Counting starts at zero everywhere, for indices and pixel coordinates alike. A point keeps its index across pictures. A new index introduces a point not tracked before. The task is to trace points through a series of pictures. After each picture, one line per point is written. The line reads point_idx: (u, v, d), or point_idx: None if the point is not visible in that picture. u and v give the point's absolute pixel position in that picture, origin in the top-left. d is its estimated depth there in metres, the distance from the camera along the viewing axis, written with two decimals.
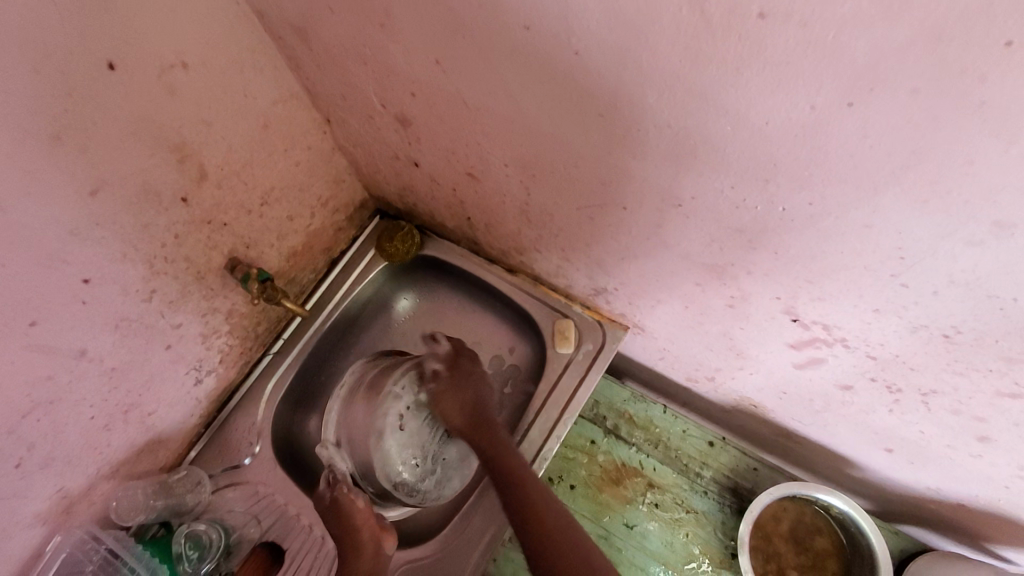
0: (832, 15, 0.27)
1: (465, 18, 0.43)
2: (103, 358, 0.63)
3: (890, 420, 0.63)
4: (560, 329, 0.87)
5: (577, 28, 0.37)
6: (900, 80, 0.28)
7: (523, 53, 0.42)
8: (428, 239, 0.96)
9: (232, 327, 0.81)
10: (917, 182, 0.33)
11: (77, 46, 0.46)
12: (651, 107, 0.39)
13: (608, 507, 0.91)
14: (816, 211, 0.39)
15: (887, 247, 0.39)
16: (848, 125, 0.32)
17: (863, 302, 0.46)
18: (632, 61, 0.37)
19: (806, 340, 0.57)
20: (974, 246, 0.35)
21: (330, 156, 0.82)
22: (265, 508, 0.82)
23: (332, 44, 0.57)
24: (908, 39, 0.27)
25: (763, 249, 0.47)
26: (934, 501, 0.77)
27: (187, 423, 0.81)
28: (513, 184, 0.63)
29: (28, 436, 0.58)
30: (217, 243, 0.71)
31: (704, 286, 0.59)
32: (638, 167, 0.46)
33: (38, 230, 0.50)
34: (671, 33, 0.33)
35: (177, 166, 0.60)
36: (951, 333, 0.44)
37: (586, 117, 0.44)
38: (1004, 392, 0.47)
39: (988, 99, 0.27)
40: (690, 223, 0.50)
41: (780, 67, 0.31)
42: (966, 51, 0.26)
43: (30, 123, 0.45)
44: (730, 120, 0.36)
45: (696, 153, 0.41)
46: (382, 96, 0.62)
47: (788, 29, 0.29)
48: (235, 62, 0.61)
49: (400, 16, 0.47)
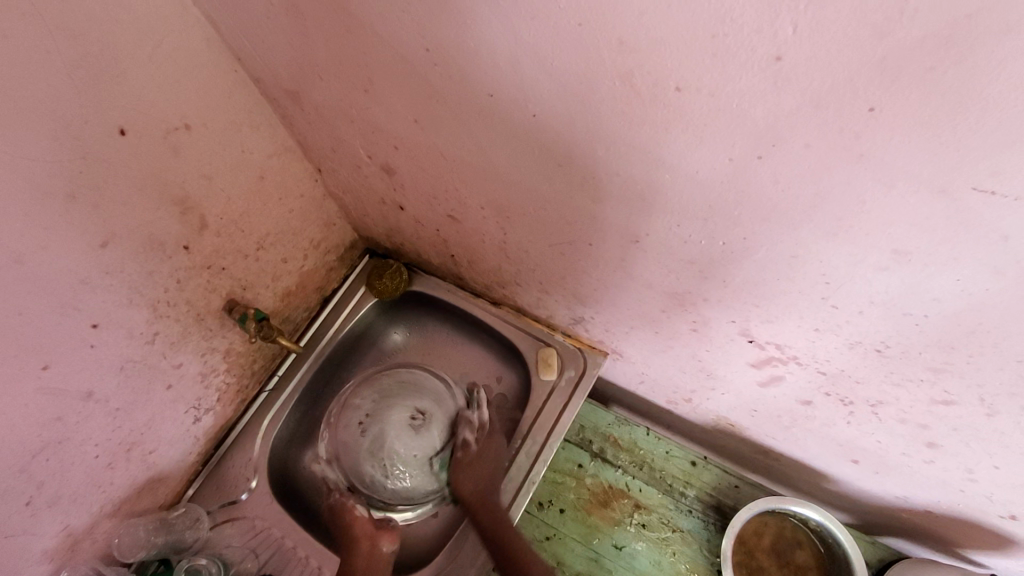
0: (730, 88, 0.33)
1: (437, 85, 0.49)
2: (107, 399, 0.67)
3: (851, 431, 0.67)
4: (543, 357, 0.92)
5: (533, 97, 0.43)
6: (796, 139, 0.34)
7: (490, 114, 0.48)
8: (416, 275, 1.01)
9: (229, 365, 0.85)
10: (825, 219, 0.38)
11: (92, 115, 0.52)
12: (601, 159, 0.45)
13: (596, 529, 0.93)
14: (749, 244, 0.45)
15: (813, 274, 0.44)
16: (763, 173, 0.38)
17: (804, 322, 0.51)
18: (582, 123, 0.43)
19: (764, 359, 0.62)
20: (881, 270, 0.40)
21: (321, 202, 0.88)
22: (262, 541, 0.84)
23: (322, 105, 0.63)
24: (793, 107, 0.32)
25: (714, 279, 0.52)
26: (905, 511, 0.80)
27: (186, 460, 0.84)
28: (490, 224, 0.68)
29: (37, 475, 0.61)
30: (216, 287, 0.76)
31: (669, 312, 0.63)
32: (598, 210, 0.52)
33: (54, 280, 0.55)
34: (610, 101, 0.39)
35: (180, 218, 0.66)
36: (881, 348, 0.49)
37: (549, 166, 0.50)
38: (938, 400, 0.52)
39: (865, 153, 0.32)
40: (649, 257, 0.55)
41: (700, 128, 0.37)
42: (840, 115, 0.31)
43: (50, 185, 0.51)
44: (666, 169, 0.42)
45: (645, 198, 0.47)
46: (368, 148, 0.68)
47: (701, 98, 0.35)
48: (233, 122, 0.67)
49: (383, 82, 0.53)
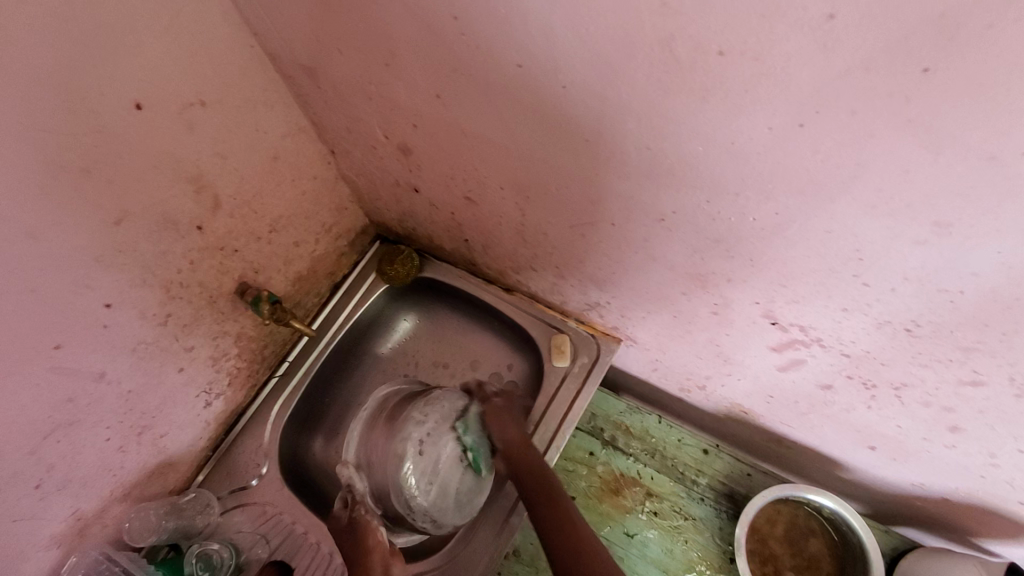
0: (778, 51, 0.32)
1: (462, 56, 0.48)
2: (119, 382, 0.66)
3: (870, 417, 0.67)
4: (556, 343, 0.91)
5: (563, 67, 0.42)
6: (841, 104, 0.33)
7: (516, 87, 0.47)
8: (428, 261, 1.00)
9: (240, 350, 0.84)
10: (864, 191, 0.38)
11: (108, 88, 0.51)
12: (631, 133, 0.44)
13: (608, 517, 0.93)
14: (782, 219, 0.44)
15: (846, 250, 0.43)
16: (804, 142, 0.37)
17: (832, 302, 0.50)
18: (614, 94, 0.42)
19: (786, 342, 0.61)
20: (919, 244, 0.39)
21: (333, 186, 0.87)
22: (273, 527, 0.83)
23: (339, 82, 0.62)
24: (843, 69, 0.31)
25: (740, 257, 0.51)
26: (919, 498, 0.79)
27: (197, 445, 0.83)
28: (508, 205, 0.67)
29: (48, 457, 0.60)
30: (228, 269, 0.75)
31: (690, 294, 0.63)
32: (623, 186, 0.51)
33: (67, 257, 0.54)
34: (646, 68, 0.38)
35: (193, 197, 0.65)
36: (911, 327, 0.48)
37: (575, 142, 0.49)
38: (966, 381, 0.51)
39: (914, 117, 0.32)
40: (673, 235, 0.54)
41: (740, 96, 0.36)
42: (892, 77, 0.30)
43: (64, 159, 0.50)
44: (699, 141, 0.41)
45: (673, 172, 0.46)
46: (385, 127, 0.67)
47: (744, 63, 0.34)
48: (248, 100, 0.66)
49: (405, 56, 0.52)
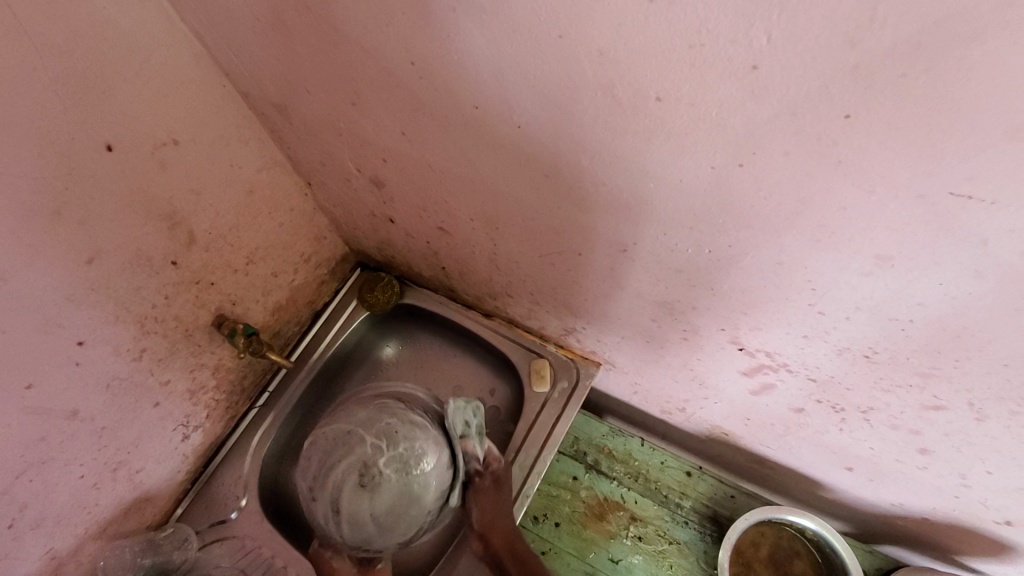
0: (712, 99, 0.33)
1: (421, 96, 0.49)
2: (93, 418, 0.66)
3: (843, 438, 0.67)
4: (537, 368, 0.91)
5: (516, 108, 0.43)
6: (775, 145, 0.34)
7: (474, 126, 0.49)
8: (408, 288, 1.01)
9: (218, 382, 0.84)
10: (808, 225, 0.39)
11: (77, 131, 0.51)
12: (587, 170, 0.45)
13: (593, 543, 0.92)
14: (736, 251, 0.45)
15: (799, 281, 0.44)
16: (745, 181, 0.38)
17: (792, 329, 0.51)
18: (565, 134, 0.43)
19: (755, 367, 0.62)
20: (865, 275, 0.40)
21: (311, 217, 0.88)
22: (252, 561, 0.82)
23: (309, 119, 0.64)
24: (773, 114, 0.32)
25: (702, 286, 0.52)
26: (901, 518, 0.79)
27: (175, 479, 0.83)
28: (480, 236, 0.68)
29: (20, 497, 0.60)
30: (205, 302, 0.75)
31: (660, 320, 0.63)
32: (586, 219, 0.52)
33: (38, 298, 0.54)
34: (592, 111, 0.39)
35: (167, 233, 0.65)
36: (869, 353, 0.49)
37: (536, 176, 0.50)
38: (928, 405, 0.52)
39: (844, 159, 0.33)
40: (637, 265, 0.55)
41: (681, 137, 0.37)
42: (819, 122, 0.32)
43: (33, 201, 0.50)
44: (650, 178, 0.42)
45: (630, 206, 0.47)
46: (356, 162, 0.68)
47: (681, 108, 0.35)
48: (221, 137, 0.67)
49: (368, 96, 0.53)
